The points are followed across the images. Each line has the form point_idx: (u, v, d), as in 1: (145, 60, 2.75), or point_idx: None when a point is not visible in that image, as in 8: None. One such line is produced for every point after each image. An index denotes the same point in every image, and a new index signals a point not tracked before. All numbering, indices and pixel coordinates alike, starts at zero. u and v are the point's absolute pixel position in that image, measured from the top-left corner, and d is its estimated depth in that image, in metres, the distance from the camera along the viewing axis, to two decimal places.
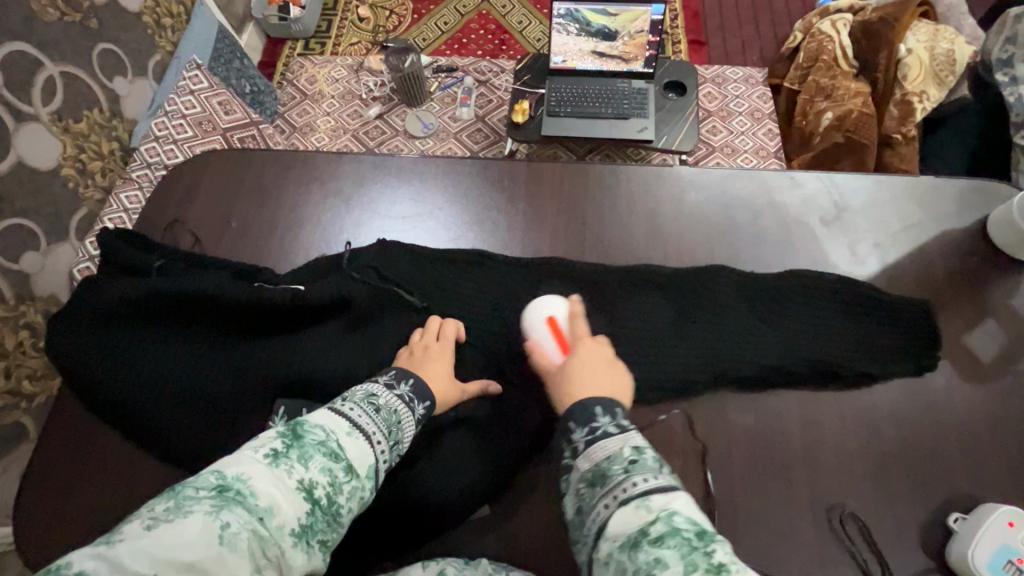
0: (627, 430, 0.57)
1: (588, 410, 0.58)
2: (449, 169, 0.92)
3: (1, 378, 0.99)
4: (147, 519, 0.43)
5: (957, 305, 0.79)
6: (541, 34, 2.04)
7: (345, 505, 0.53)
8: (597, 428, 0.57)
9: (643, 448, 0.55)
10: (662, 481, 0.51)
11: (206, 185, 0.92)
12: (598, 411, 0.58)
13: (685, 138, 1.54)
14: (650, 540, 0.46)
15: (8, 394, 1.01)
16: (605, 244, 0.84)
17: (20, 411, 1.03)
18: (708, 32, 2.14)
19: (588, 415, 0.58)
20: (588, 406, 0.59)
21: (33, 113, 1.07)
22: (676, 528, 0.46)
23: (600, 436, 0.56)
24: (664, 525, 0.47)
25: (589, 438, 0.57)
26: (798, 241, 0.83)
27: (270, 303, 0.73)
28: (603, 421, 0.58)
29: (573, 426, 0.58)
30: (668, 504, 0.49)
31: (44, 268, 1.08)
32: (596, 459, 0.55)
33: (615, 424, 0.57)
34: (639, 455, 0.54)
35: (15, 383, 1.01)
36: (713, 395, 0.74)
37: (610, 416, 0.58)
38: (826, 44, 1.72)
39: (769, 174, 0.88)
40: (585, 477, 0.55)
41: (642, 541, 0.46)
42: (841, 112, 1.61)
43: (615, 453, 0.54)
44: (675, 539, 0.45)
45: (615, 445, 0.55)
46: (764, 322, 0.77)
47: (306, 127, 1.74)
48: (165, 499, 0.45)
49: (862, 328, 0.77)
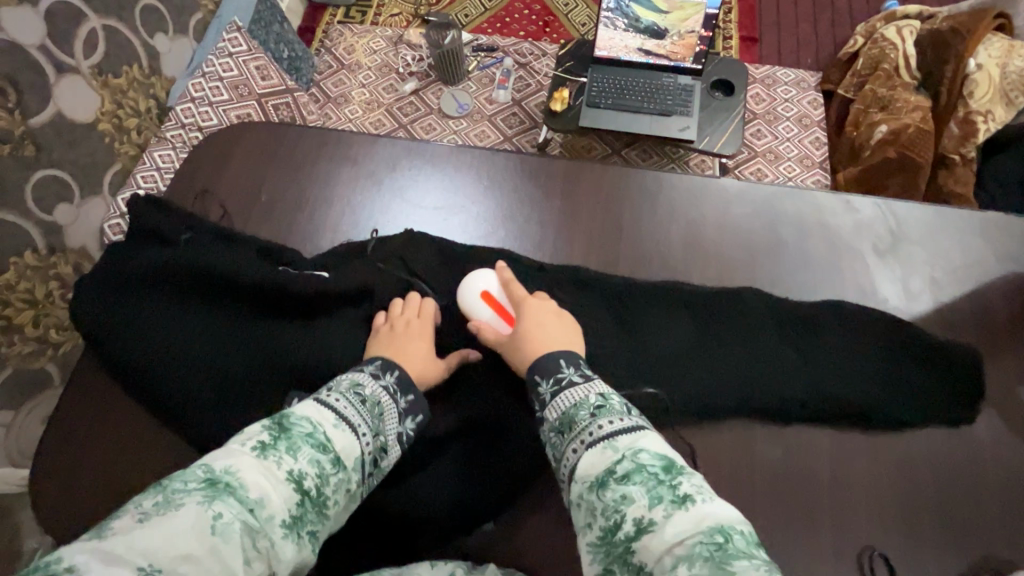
0: (591, 379, 0.61)
1: (553, 364, 0.62)
2: (484, 160, 0.89)
3: (30, 326, 1.03)
4: (139, 514, 0.46)
5: (1014, 354, 0.74)
6: (587, 19, 1.97)
7: (332, 497, 0.55)
8: (562, 378, 0.61)
9: (607, 393, 0.58)
10: (626, 422, 0.55)
11: (237, 157, 0.90)
12: (562, 363, 0.62)
13: (728, 142, 1.46)
14: (616, 478, 0.50)
15: (35, 341, 1.04)
16: (641, 255, 0.80)
17: (47, 358, 1.07)
18: (763, 28, 2.03)
19: (552, 367, 0.62)
20: (551, 360, 0.63)
21: (74, 66, 1.06)
22: (641, 465, 0.50)
23: (564, 386, 0.60)
24: (629, 464, 0.51)
25: (555, 389, 0.60)
26: (847, 269, 0.78)
27: (290, 284, 0.73)
28: (568, 372, 0.61)
29: (538, 378, 0.62)
30: (634, 443, 0.53)
31: (76, 220, 1.08)
32: (564, 409, 0.58)
33: (579, 374, 0.61)
34: (604, 401, 0.57)
35: (43, 332, 1.05)
36: (740, 424, 0.71)
37: (574, 367, 0.62)
38: (888, 52, 1.62)
39: (823, 194, 0.83)
40: (555, 426, 0.58)
41: (609, 480, 0.50)
42: (896, 125, 1.52)
43: (582, 400, 0.58)
44: (642, 476, 0.49)
45: (580, 393, 0.59)
46: (803, 353, 0.73)
47: (341, 98, 1.72)
48: (153, 494, 0.48)
49: (906, 368, 0.72)
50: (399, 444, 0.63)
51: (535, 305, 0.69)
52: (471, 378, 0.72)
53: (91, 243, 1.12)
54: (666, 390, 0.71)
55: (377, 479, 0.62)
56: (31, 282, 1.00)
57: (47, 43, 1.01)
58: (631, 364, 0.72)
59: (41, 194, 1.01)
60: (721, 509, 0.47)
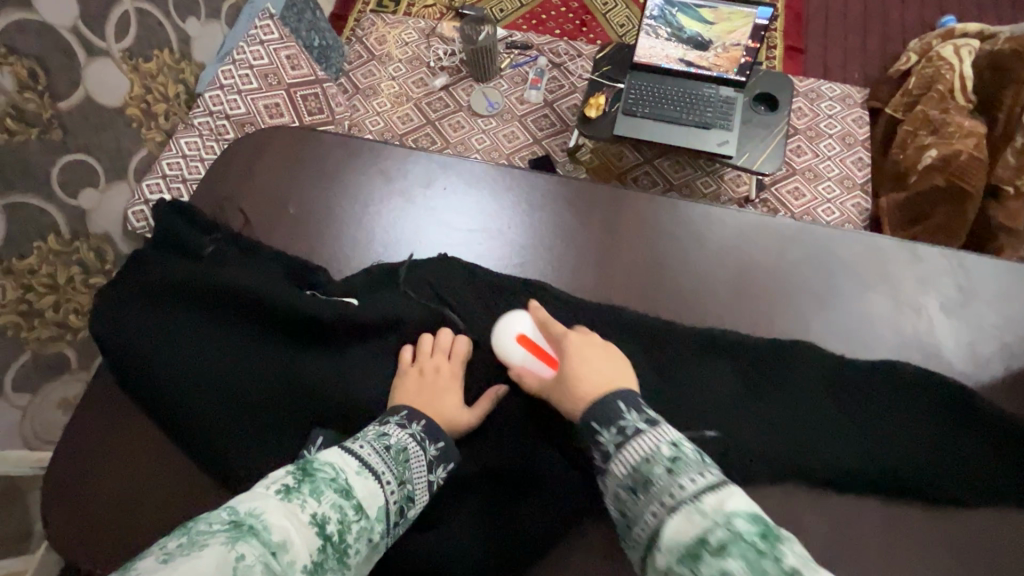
0: (657, 426, 0.52)
1: (612, 410, 0.54)
2: (523, 182, 0.85)
3: (50, 310, 0.96)
4: (162, 555, 0.41)
5: None
6: (626, 18, 1.88)
7: (353, 545, 0.50)
8: (625, 427, 0.53)
9: (680, 442, 0.50)
10: (710, 478, 0.47)
11: (267, 163, 0.87)
12: (622, 407, 0.54)
13: (769, 159, 1.37)
14: (710, 548, 0.41)
15: (54, 325, 0.98)
16: (685, 296, 0.76)
17: (65, 344, 1.00)
18: (809, 38, 1.85)
19: (612, 415, 0.54)
20: (608, 404, 0.55)
21: (105, 49, 1.03)
22: (737, 532, 0.41)
23: (631, 436, 0.52)
24: (721, 530, 0.42)
25: (618, 440, 0.52)
26: (908, 326, 0.73)
27: (322, 316, 0.70)
28: (632, 419, 0.53)
29: (597, 428, 0.54)
30: (721, 503, 0.44)
31: (100, 206, 1.05)
32: (633, 463, 0.50)
33: (642, 421, 0.53)
34: (679, 453, 0.49)
35: (63, 317, 0.98)
36: (784, 485, 0.66)
37: (636, 413, 0.54)
38: (944, 72, 1.49)
39: (887, 242, 0.78)
40: (625, 484, 0.50)
41: (701, 551, 0.41)
42: (947, 151, 1.40)
43: (654, 453, 0.50)
44: (739, 547, 0.40)
45: (650, 444, 0.51)
46: (854, 416, 0.68)
47: (370, 90, 1.68)
48: (178, 536, 0.43)
49: (965, 440, 0.67)
50: (426, 492, 0.59)
51: (579, 342, 0.63)
52: (496, 417, 0.69)
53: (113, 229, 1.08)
54: (702, 445, 0.66)
55: (402, 529, 0.57)
56: (51, 268, 0.96)
57: (79, 25, 0.97)
58: (665, 414, 0.68)
59: (67, 177, 0.97)
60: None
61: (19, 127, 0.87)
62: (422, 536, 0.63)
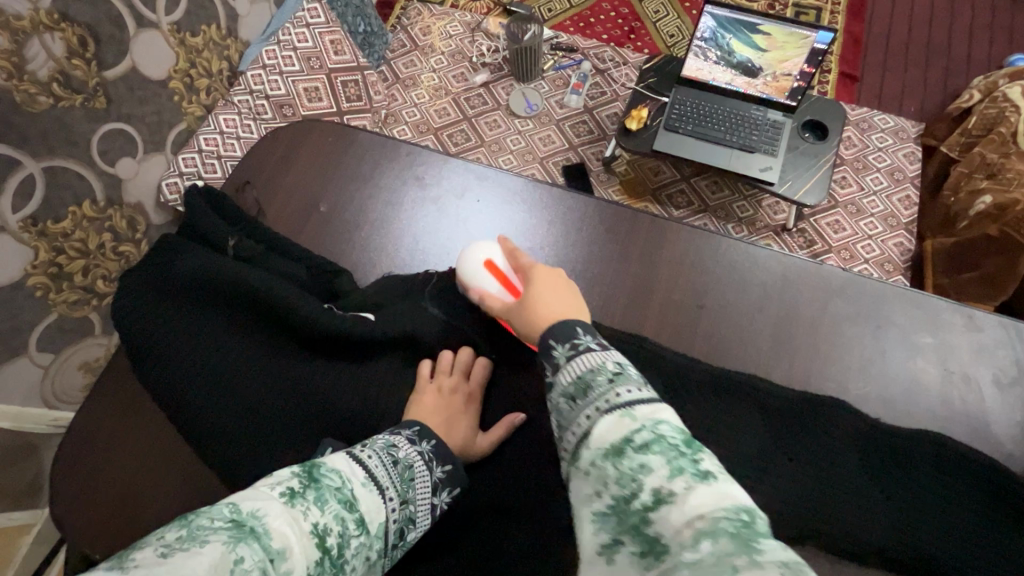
0: (606, 348, 0.49)
1: (567, 330, 0.51)
2: (560, 202, 0.82)
3: (79, 274, 0.95)
4: (159, 547, 0.38)
5: None
6: (676, 29, 1.83)
7: (350, 562, 0.46)
8: (578, 345, 0.49)
9: (625, 361, 0.47)
10: (647, 391, 0.44)
11: (303, 157, 0.86)
12: (579, 330, 0.51)
13: (812, 190, 1.31)
14: (634, 446, 0.39)
15: (82, 290, 0.97)
16: (720, 340, 0.73)
17: (90, 308, 0.99)
18: (867, 67, 1.77)
19: (568, 333, 0.51)
20: (567, 325, 0.51)
21: (154, 21, 1.02)
22: (662, 435, 0.39)
23: (581, 351, 0.48)
24: (648, 433, 0.39)
25: (570, 353, 0.49)
26: (956, 398, 0.69)
27: (341, 329, 0.68)
28: (586, 338, 0.50)
29: (552, 344, 0.51)
30: (653, 413, 0.41)
31: (137, 176, 1.05)
32: (578, 372, 0.46)
33: (594, 341, 0.49)
34: (623, 368, 0.46)
35: (91, 282, 0.97)
36: (803, 546, 0.63)
37: (591, 335, 0.50)
38: (1008, 115, 1.39)
39: (941, 305, 0.74)
40: (566, 391, 0.46)
41: (625, 449, 0.39)
42: (1002, 199, 1.29)
43: (599, 365, 0.46)
44: (661, 447, 0.39)
45: (596, 359, 0.47)
46: (886, 487, 0.64)
47: (410, 80, 1.65)
48: (176, 527, 0.40)
49: (1006, 529, 0.62)
50: (428, 516, 0.57)
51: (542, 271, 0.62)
52: (504, 443, 0.67)
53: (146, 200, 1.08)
54: None
55: (398, 553, 0.54)
56: (84, 233, 0.95)
57: None
58: None
59: (106, 145, 0.97)
60: (748, 495, 0.37)
61: (65, 93, 0.87)
62: (421, 562, 0.61)
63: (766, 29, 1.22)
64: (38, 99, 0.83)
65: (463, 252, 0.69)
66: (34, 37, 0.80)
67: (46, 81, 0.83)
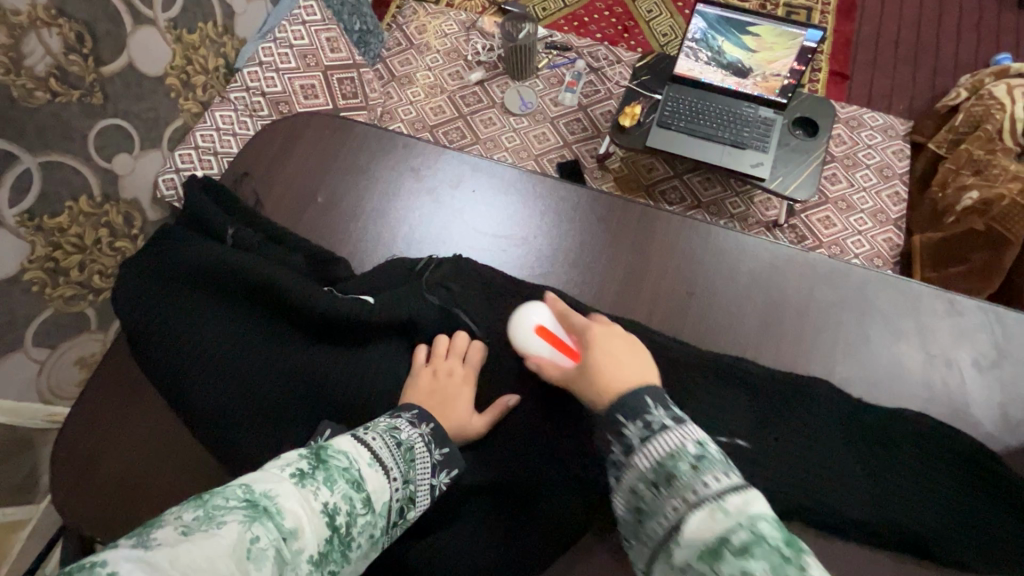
0: (683, 423, 0.52)
1: (638, 403, 0.53)
2: (554, 192, 0.84)
3: (75, 269, 0.96)
4: (179, 527, 0.40)
5: None
6: (669, 28, 1.85)
7: (357, 539, 0.48)
8: (652, 422, 0.52)
9: (706, 442, 0.50)
10: (731, 479, 0.46)
11: (301, 149, 0.87)
12: (650, 402, 0.53)
13: (802, 185, 1.34)
14: (731, 547, 0.41)
15: (78, 284, 0.98)
16: (709, 325, 0.75)
17: (86, 302, 1.00)
18: (857, 66, 1.80)
19: (637, 407, 0.53)
20: (636, 397, 0.54)
21: (151, 18, 1.03)
22: (759, 535, 0.41)
23: (656, 431, 0.51)
24: (744, 531, 0.42)
25: (644, 434, 0.51)
26: (937, 380, 0.71)
27: (339, 315, 0.70)
28: (658, 414, 0.52)
29: (622, 421, 0.53)
30: (746, 506, 0.44)
31: (133, 172, 1.06)
32: (658, 457, 0.50)
33: (670, 417, 0.52)
34: (704, 453, 0.49)
35: (87, 276, 0.98)
36: (787, 527, 0.64)
37: (664, 409, 0.53)
38: (993, 112, 1.43)
39: (924, 291, 0.76)
40: (647, 477, 0.50)
41: (721, 549, 0.42)
42: (989, 195, 1.34)
43: (679, 450, 0.49)
44: (762, 548, 0.41)
45: (675, 440, 0.50)
46: (867, 468, 0.66)
47: (405, 78, 1.67)
48: (193, 507, 0.41)
49: (983, 506, 0.64)
50: (428, 496, 0.58)
51: (602, 333, 0.63)
52: (498, 428, 0.68)
53: (143, 196, 1.08)
54: None
55: (399, 530, 0.56)
56: (81, 229, 0.96)
57: None
58: None
59: (103, 141, 0.98)
60: None
61: (62, 89, 0.88)
62: (415, 543, 0.63)
63: (755, 31, 1.26)
64: (35, 94, 0.83)
65: (513, 318, 0.69)
66: (32, 32, 0.81)
67: (43, 76, 0.84)
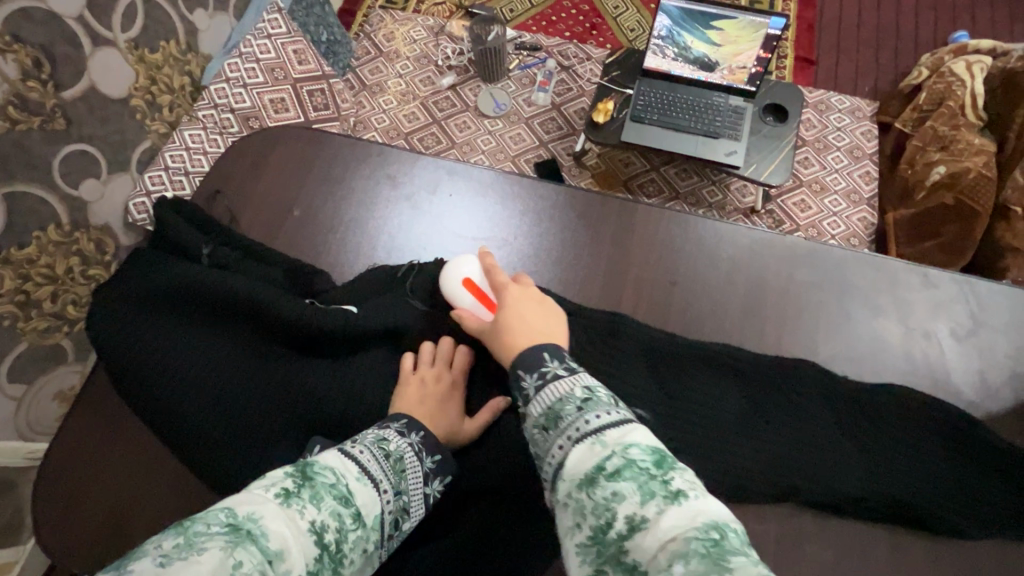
0: (576, 373, 0.52)
1: (535, 357, 0.53)
2: (531, 191, 0.84)
3: (48, 301, 0.93)
4: (158, 557, 0.38)
5: None
6: (636, 23, 1.86)
7: (349, 556, 0.48)
8: (545, 373, 0.52)
9: (594, 386, 0.50)
10: (615, 414, 0.47)
11: (273, 163, 0.86)
12: (545, 356, 0.53)
13: (777, 170, 1.35)
14: (605, 473, 0.42)
15: (52, 317, 0.95)
16: (693, 314, 0.75)
17: (62, 335, 0.97)
18: (821, 51, 1.83)
19: (534, 361, 0.53)
20: (535, 352, 0.54)
21: (110, 39, 1.00)
22: (631, 459, 0.42)
23: (549, 380, 0.51)
24: (618, 458, 0.43)
25: (540, 383, 0.51)
26: (917, 351, 0.73)
27: (321, 327, 0.69)
28: (552, 365, 0.52)
29: (522, 373, 0.53)
30: (622, 435, 0.44)
31: (102, 198, 1.03)
32: (548, 403, 0.49)
33: (563, 368, 0.52)
34: (591, 394, 0.48)
35: (61, 307, 0.95)
36: (787, 511, 0.65)
37: (558, 361, 0.53)
38: (955, 89, 1.47)
39: (899, 266, 0.77)
40: (539, 422, 0.49)
41: (597, 477, 0.42)
42: (956, 169, 1.38)
43: (568, 394, 0.49)
44: (632, 471, 0.41)
45: (564, 387, 0.50)
46: (855, 444, 0.67)
47: (376, 86, 1.66)
48: (173, 535, 0.40)
49: (972, 473, 0.66)
50: (422, 506, 0.58)
51: (515, 293, 0.62)
52: (490, 432, 0.67)
53: (114, 221, 1.06)
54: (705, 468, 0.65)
55: (395, 543, 0.55)
56: (51, 259, 0.93)
57: (85, 15, 0.94)
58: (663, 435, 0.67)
59: (69, 168, 0.95)
60: (717, 506, 0.40)
61: (21, 117, 0.85)
62: (415, 552, 0.62)
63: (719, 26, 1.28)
64: None
65: (443, 270, 0.70)
66: None
67: None
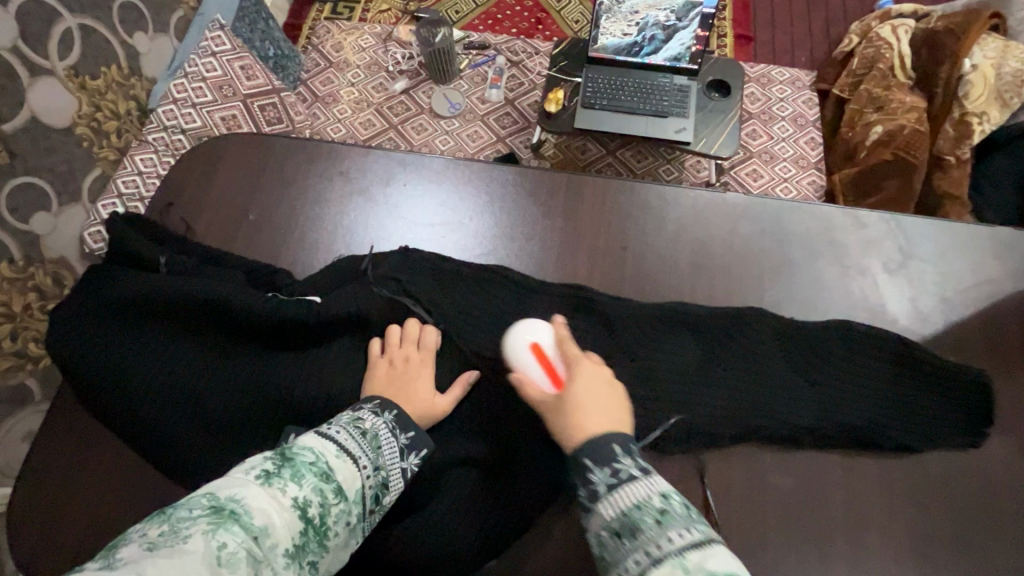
0: (650, 474, 0.52)
1: (608, 451, 0.54)
2: (483, 174, 0.87)
3: (7, 339, 0.92)
4: (144, 544, 0.39)
5: (1009, 373, 0.73)
6: (580, 15, 1.91)
7: (333, 528, 0.49)
8: (619, 470, 0.52)
9: (670, 494, 0.50)
10: (694, 532, 0.47)
11: (224, 170, 0.86)
12: (617, 450, 0.54)
13: (725, 143, 1.40)
14: None
15: (13, 355, 0.94)
16: (646, 275, 0.79)
17: (26, 373, 0.96)
18: (758, 27, 1.91)
19: (605, 454, 0.53)
20: (603, 444, 0.54)
21: (48, 68, 0.99)
22: None
23: (623, 480, 0.51)
24: None
25: (610, 480, 0.52)
26: (855, 287, 0.78)
27: (287, 320, 0.70)
28: (625, 463, 0.53)
29: (589, 466, 0.54)
30: (704, 560, 0.45)
31: (55, 229, 1.01)
32: (622, 507, 0.50)
33: (637, 466, 0.53)
34: (668, 504, 0.49)
35: (22, 345, 0.94)
36: (751, 453, 0.68)
37: (631, 458, 0.53)
38: (884, 52, 1.56)
39: (833, 211, 0.82)
40: (609, 526, 0.50)
41: None
42: (892, 126, 1.46)
43: (644, 501, 0.50)
44: None
45: (641, 491, 0.50)
46: (806, 381, 0.71)
47: (330, 97, 1.66)
48: (158, 524, 0.41)
49: (913, 395, 0.70)
50: (401, 479, 0.59)
51: (591, 371, 0.61)
52: (463, 411, 0.69)
53: (70, 252, 1.04)
54: (670, 421, 0.68)
55: (378, 516, 0.57)
56: (7, 295, 0.92)
57: (19, 44, 0.93)
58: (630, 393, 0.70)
59: (17, 202, 0.94)
60: None
61: None
62: (398, 532, 0.63)
63: (665, 20, 1.35)
64: None
65: (512, 326, 0.69)
66: None
67: None
